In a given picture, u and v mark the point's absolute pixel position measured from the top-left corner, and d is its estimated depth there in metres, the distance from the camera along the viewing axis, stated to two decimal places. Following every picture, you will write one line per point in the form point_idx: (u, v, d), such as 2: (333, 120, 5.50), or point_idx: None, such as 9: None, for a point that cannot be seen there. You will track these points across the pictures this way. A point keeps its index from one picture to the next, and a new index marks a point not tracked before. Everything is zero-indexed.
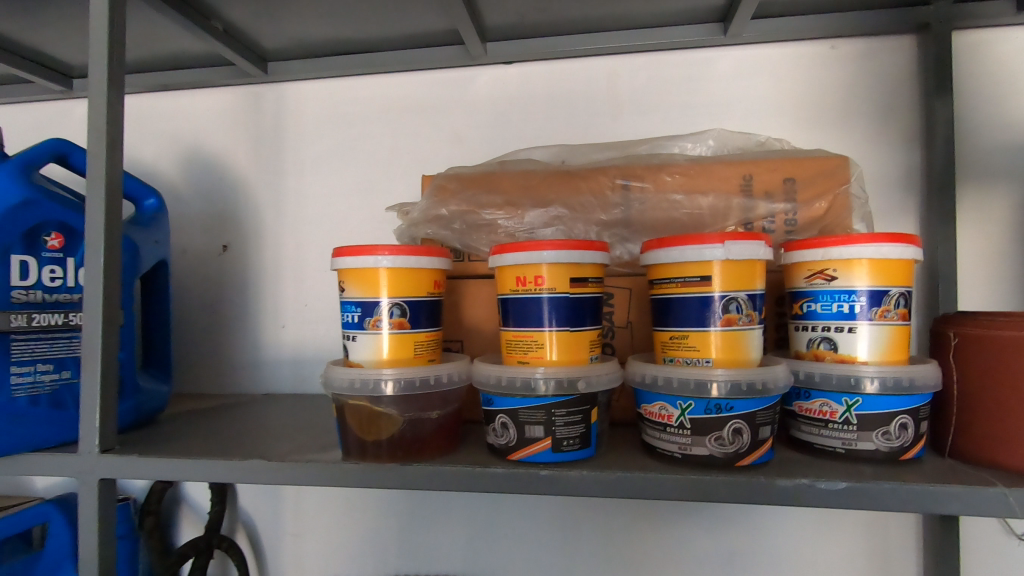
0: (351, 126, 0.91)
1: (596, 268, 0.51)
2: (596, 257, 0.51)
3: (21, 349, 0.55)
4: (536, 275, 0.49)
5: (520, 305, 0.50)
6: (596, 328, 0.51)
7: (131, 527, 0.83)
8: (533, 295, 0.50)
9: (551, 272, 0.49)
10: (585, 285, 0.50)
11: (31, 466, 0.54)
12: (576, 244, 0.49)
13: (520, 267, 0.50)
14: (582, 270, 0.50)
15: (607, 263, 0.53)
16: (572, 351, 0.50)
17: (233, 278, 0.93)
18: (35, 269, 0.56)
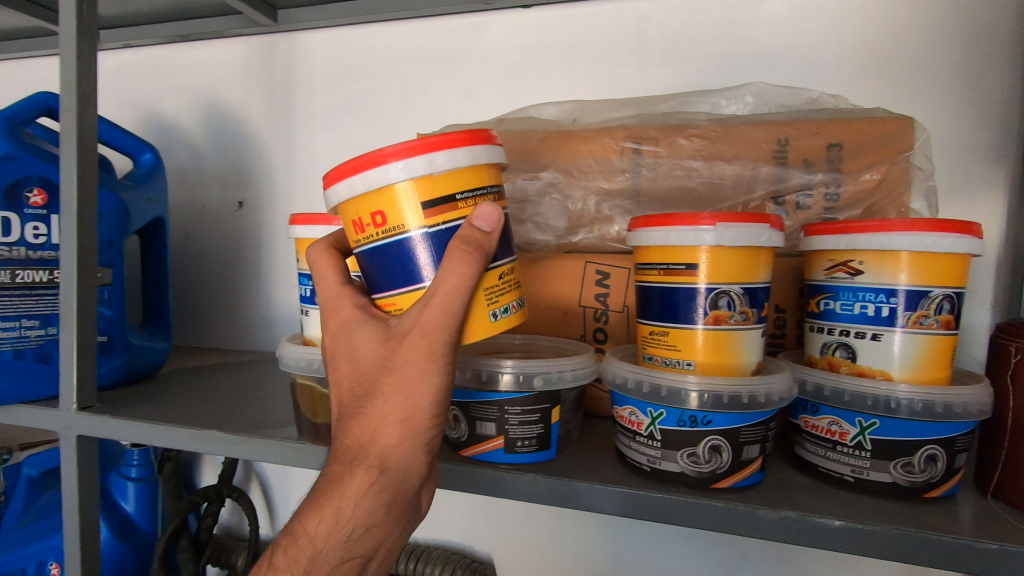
0: (362, 79, 0.86)
1: (469, 171, 0.38)
2: (458, 156, 0.37)
3: (4, 304, 0.55)
4: (382, 208, 0.37)
5: (381, 255, 0.38)
6: (496, 268, 0.38)
7: (150, 471, 0.86)
8: (393, 238, 0.37)
9: (396, 196, 0.37)
10: (451, 205, 0.37)
11: (24, 418, 0.56)
12: (415, 147, 0.36)
13: (360, 200, 0.38)
14: (438, 183, 0.37)
15: (484, 170, 0.39)
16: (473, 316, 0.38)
17: (246, 234, 0.92)
18: (17, 226, 0.56)
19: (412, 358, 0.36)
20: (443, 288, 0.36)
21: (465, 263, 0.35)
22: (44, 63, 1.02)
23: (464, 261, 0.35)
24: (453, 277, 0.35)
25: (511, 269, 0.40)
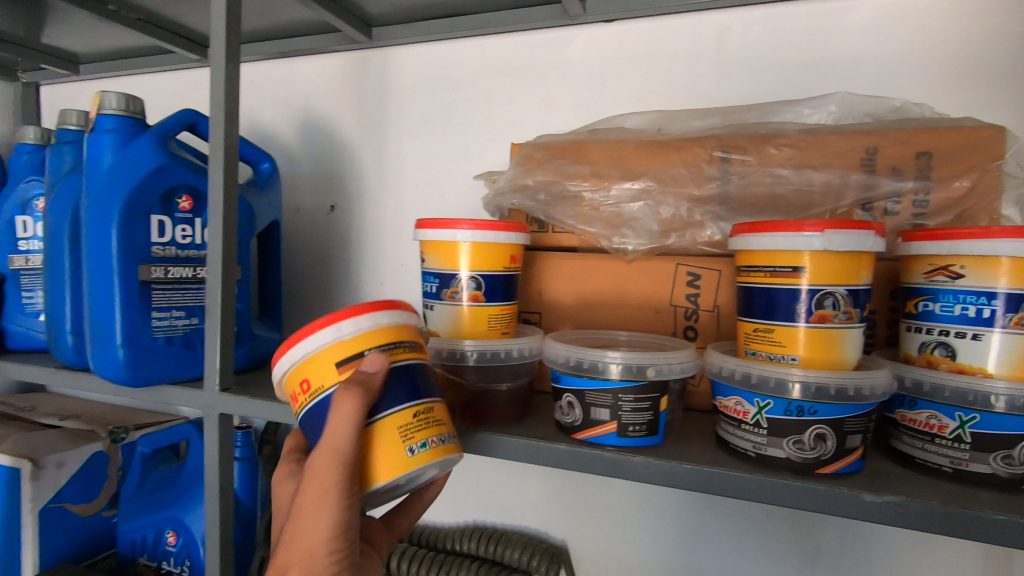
0: (448, 90, 0.91)
1: (379, 333, 0.44)
2: (361, 322, 0.43)
3: (159, 296, 0.63)
4: (308, 376, 0.44)
5: (312, 410, 0.44)
6: (410, 408, 0.43)
7: (250, 452, 0.94)
8: (319, 399, 0.43)
9: (319, 362, 0.43)
10: (360, 360, 0.43)
11: (172, 396, 0.64)
12: (326, 320, 0.42)
13: (292, 369, 0.45)
14: (349, 345, 0.43)
15: (392, 329, 0.44)
16: (386, 454, 0.41)
17: (337, 235, 0.99)
18: (170, 228, 0.64)
19: (304, 493, 0.41)
20: (331, 428, 0.40)
21: (350, 402, 0.40)
22: (157, 79, 1.12)
23: (349, 401, 0.40)
24: (343, 417, 0.40)
25: (430, 408, 0.45)
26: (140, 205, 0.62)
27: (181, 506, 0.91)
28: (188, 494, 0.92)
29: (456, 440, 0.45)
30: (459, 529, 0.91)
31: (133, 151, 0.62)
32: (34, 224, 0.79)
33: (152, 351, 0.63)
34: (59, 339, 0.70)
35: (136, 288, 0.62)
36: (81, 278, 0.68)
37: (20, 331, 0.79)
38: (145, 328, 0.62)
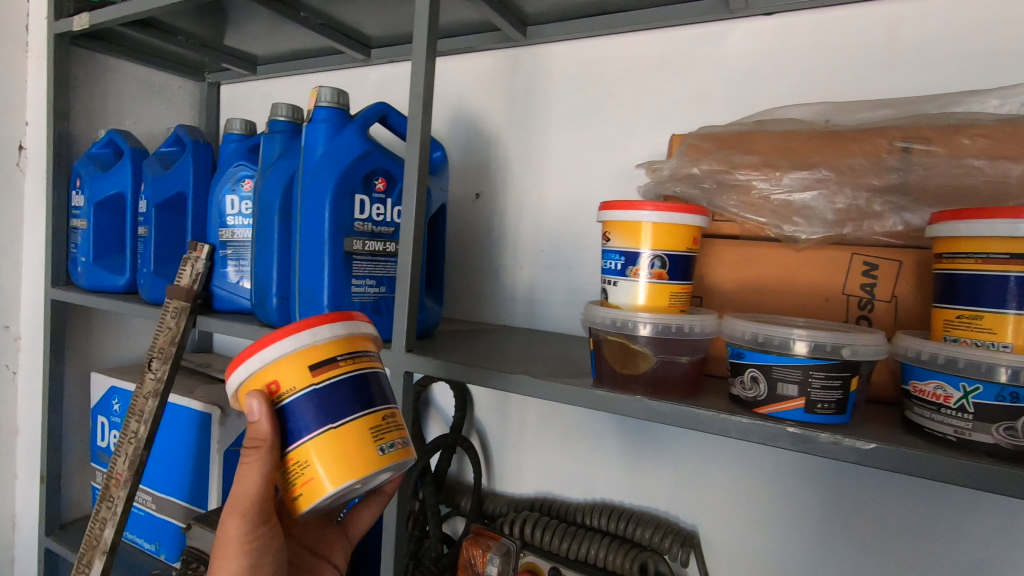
0: (597, 84, 0.95)
1: (349, 339, 0.51)
2: (335, 328, 0.50)
3: (358, 266, 0.72)
4: (275, 380, 0.49)
5: (278, 413, 0.49)
6: (375, 413, 0.50)
7: None
8: (286, 403, 0.49)
9: (287, 367, 0.49)
10: (333, 364, 0.49)
11: None
12: (297, 326, 0.49)
13: (260, 376, 0.49)
14: (318, 349, 0.49)
15: (353, 340, 0.51)
16: (348, 458, 0.48)
17: (481, 221, 1.06)
18: (368, 206, 0.73)
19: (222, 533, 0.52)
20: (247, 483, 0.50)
21: (258, 457, 0.49)
22: (325, 78, 1.25)
23: (261, 453, 0.49)
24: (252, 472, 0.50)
25: (394, 414, 0.52)
26: (348, 185, 0.71)
27: None
28: None
29: (412, 446, 0.53)
30: (589, 504, 0.95)
31: (343, 138, 0.72)
32: (240, 202, 0.92)
33: (350, 313, 0.72)
34: (265, 301, 0.81)
35: (342, 257, 0.71)
36: (290, 249, 0.78)
37: (225, 294, 0.92)
38: (346, 293, 0.71)
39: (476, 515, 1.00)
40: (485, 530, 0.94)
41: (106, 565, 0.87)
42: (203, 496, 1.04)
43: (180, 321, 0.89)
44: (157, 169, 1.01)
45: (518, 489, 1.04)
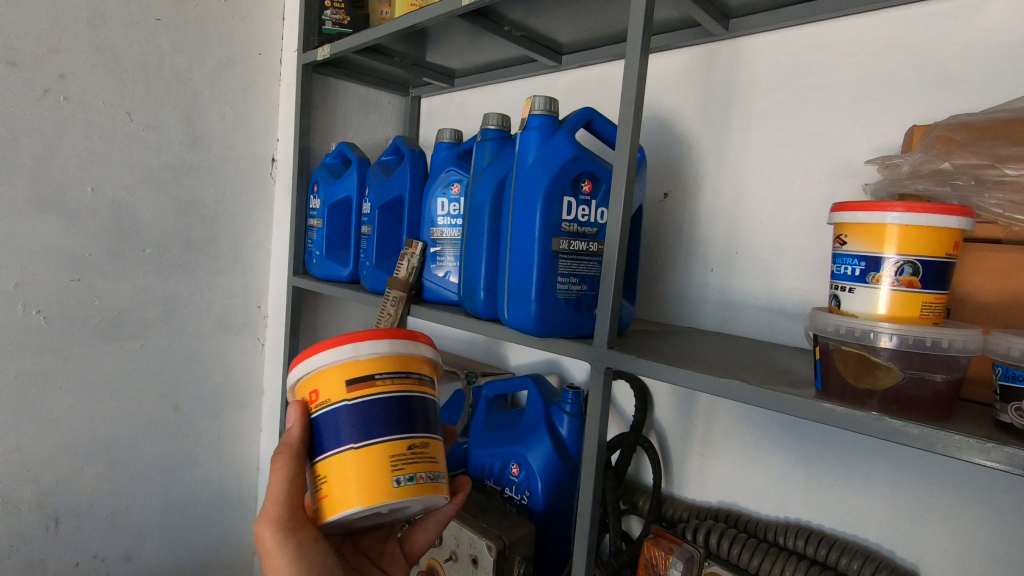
0: (809, 75, 0.89)
1: (390, 357, 0.61)
2: (379, 346, 0.60)
3: (563, 264, 0.76)
4: (318, 387, 0.61)
5: (315, 415, 0.61)
6: (404, 442, 0.59)
7: (577, 410, 1.06)
8: (325, 410, 0.60)
9: (334, 375, 0.60)
10: (370, 381, 0.59)
11: (563, 347, 0.77)
12: (350, 339, 0.59)
13: (308, 379, 0.62)
14: (364, 364, 0.60)
15: (393, 361, 0.61)
16: (362, 484, 0.57)
17: (669, 221, 1.05)
18: (574, 208, 0.77)
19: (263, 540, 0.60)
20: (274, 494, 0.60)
21: (284, 465, 0.60)
22: (517, 86, 1.33)
23: (283, 462, 0.60)
24: (276, 480, 0.60)
25: (424, 443, 0.61)
26: (557, 188, 0.75)
27: (526, 442, 1.07)
28: (531, 434, 1.08)
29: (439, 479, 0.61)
30: (782, 523, 0.90)
31: (554, 144, 0.76)
32: (449, 204, 1.02)
33: (554, 308, 0.76)
34: (473, 294, 0.89)
35: (550, 255, 0.76)
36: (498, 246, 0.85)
37: (433, 286, 1.03)
38: (552, 289, 0.76)
39: (655, 517, 0.99)
40: (664, 531, 0.92)
41: None
42: None
43: (398, 308, 1.01)
44: (379, 175, 1.17)
45: (699, 495, 1.02)
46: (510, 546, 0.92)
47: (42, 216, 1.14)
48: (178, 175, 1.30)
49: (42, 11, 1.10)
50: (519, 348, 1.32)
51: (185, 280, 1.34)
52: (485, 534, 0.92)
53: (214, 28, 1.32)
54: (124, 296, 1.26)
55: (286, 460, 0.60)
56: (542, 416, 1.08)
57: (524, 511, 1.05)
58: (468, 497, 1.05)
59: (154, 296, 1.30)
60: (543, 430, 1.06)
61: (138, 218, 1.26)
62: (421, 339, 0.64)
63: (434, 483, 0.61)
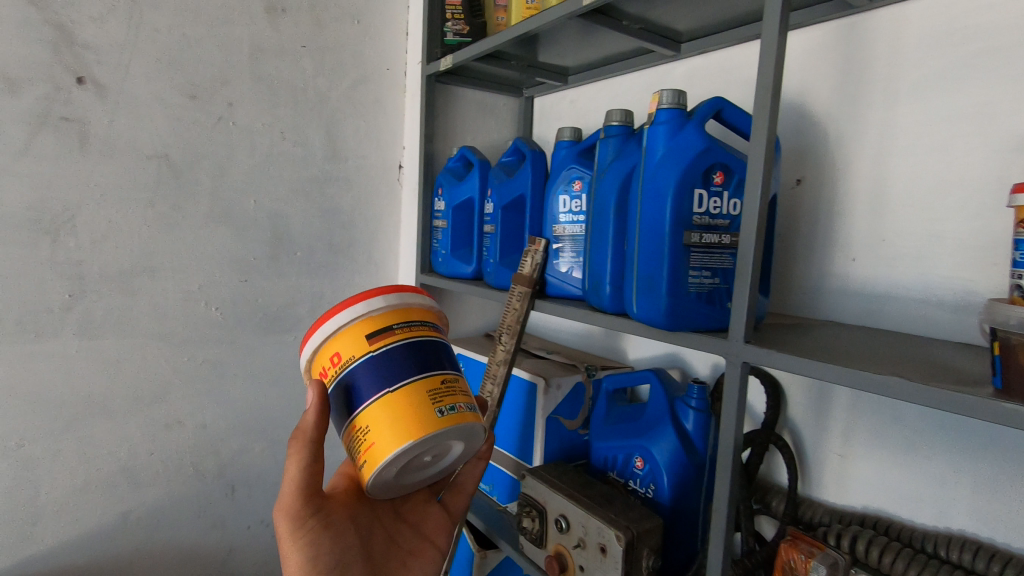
0: (972, 40, 0.80)
1: (395, 309, 0.66)
2: (389, 300, 0.65)
3: (694, 258, 0.76)
4: (336, 351, 0.65)
5: (340, 379, 0.64)
6: (434, 379, 0.64)
7: (703, 405, 1.05)
8: (343, 372, 0.64)
9: (346, 339, 0.64)
10: (388, 331, 0.64)
11: (694, 341, 0.77)
12: (358, 298, 0.64)
13: (325, 350, 0.66)
14: (377, 318, 0.64)
15: (400, 310, 0.66)
16: (404, 422, 0.61)
17: (803, 209, 0.99)
18: (706, 200, 0.76)
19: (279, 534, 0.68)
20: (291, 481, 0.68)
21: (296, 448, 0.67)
22: (632, 78, 1.32)
23: (299, 443, 0.67)
24: (296, 464, 0.67)
25: (452, 379, 0.66)
26: (687, 181, 0.75)
27: (650, 436, 1.07)
28: (656, 428, 1.07)
29: (472, 408, 0.66)
30: (942, 534, 0.82)
31: (684, 137, 0.76)
32: (571, 201, 1.04)
33: (685, 302, 0.76)
34: (599, 288, 0.91)
35: (681, 249, 0.75)
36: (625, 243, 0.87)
37: (556, 281, 1.06)
38: (683, 283, 0.76)
39: (791, 519, 0.94)
40: (802, 534, 0.87)
41: None
42: (529, 452, 1.24)
43: (523, 303, 1.06)
44: (501, 176, 1.23)
45: (840, 499, 0.96)
46: (639, 537, 0.92)
47: (217, 227, 1.32)
48: (321, 185, 1.45)
49: (215, 50, 1.27)
50: (638, 340, 1.32)
51: (329, 280, 1.50)
52: (614, 524, 0.94)
53: (348, 49, 1.45)
54: (281, 295, 1.43)
55: (300, 445, 0.68)
56: (667, 409, 1.07)
57: (650, 504, 1.05)
58: (593, 488, 1.07)
59: (304, 294, 1.46)
60: (667, 424, 1.05)
61: (290, 225, 1.42)
62: (416, 293, 0.70)
63: (469, 412, 0.65)
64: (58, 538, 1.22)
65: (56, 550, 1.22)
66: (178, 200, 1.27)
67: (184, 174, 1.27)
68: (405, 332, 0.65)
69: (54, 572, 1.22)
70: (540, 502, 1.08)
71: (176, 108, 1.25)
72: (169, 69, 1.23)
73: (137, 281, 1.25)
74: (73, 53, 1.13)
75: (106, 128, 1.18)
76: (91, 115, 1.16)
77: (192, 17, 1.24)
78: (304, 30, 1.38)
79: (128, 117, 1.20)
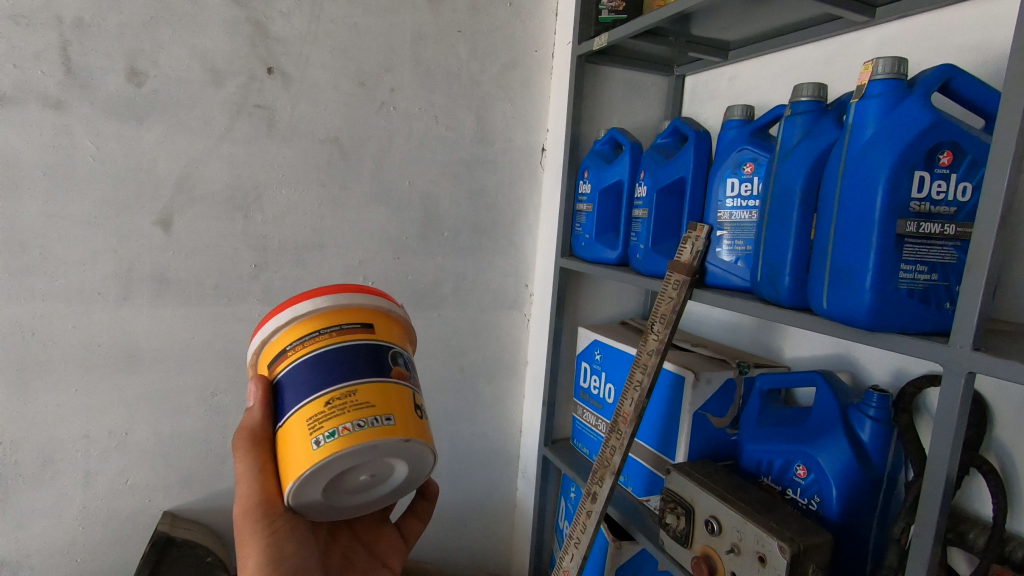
0: None
1: (291, 327, 0.69)
2: (278, 323, 0.70)
3: (909, 249, 0.67)
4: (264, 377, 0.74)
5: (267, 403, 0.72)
6: (319, 400, 0.64)
7: (885, 416, 0.93)
8: None
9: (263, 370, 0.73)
10: (282, 356, 0.69)
11: (900, 343, 0.68)
12: (260, 328, 0.72)
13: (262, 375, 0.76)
14: (275, 343, 0.71)
15: (288, 332, 0.69)
16: (298, 450, 0.64)
17: None
18: (928, 183, 0.67)
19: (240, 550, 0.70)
20: (245, 486, 0.68)
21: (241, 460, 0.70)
22: (806, 50, 1.20)
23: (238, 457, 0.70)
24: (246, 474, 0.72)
25: (344, 395, 0.64)
26: (907, 162, 0.66)
27: (817, 444, 0.98)
28: (824, 436, 0.98)
29: (370, 421, 0.63)
30: None
31: (905, 111, 0.66)
32: (741, 185, 0.97)
33: (895, 301, 0.67)
34: (775, 280, 0.84)
35: (893, 240, 0.66)
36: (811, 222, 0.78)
37: (718, 270, 1.00)
38: (893, 278, 0.67)
39: (997, 557, 0.82)
40: None
41: (613, 484, 1.05)
42: (672, 446, 1.19)
43: (680, 291, 1.00)
44: (658, 159, 1.18)
45: None
46: (805, 552, 0.85)
47: (377, 206, 1.41)
48: (469, 168, 1.49)
49: (382, 38, 1.35)
50: (798, 338, 1.21)
51: (471, 260, 1.54)
52: (776, 533, 0.87)
53: (500, 32, 1.46)
54: (429, 274, 1.50)
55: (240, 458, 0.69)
56: (838, 416, 0.97)
57: (813, 517, 0.97)
58: (747, 492, 1.00)
59: (448, 273, 1.52)
60: (839, 432, 0.96)
61: (440, 206, 1.48)
62: (333, 294, 0.70)
63: (362, 430, 0.62)
64: None
65: (238, 489, 1.39)
66: (345, 181, 1.37)
67: (351, 156, 1.36)
68: (291, 355, 0.68)
69: (236, 507, 1.40)
70: (688, 499, 1.04)
71: (347, 94, 1.34)
72: (343, 58, 1.32)
73: (308, 255, 1.37)
74: (266, 47, 1.25)
75: (289, 114, 1.29)
76: (278, 102, 1.28)
77: (363, 8, 1.32)
78: (460, 15, 1.41)
79: (307, 104, 1.31)
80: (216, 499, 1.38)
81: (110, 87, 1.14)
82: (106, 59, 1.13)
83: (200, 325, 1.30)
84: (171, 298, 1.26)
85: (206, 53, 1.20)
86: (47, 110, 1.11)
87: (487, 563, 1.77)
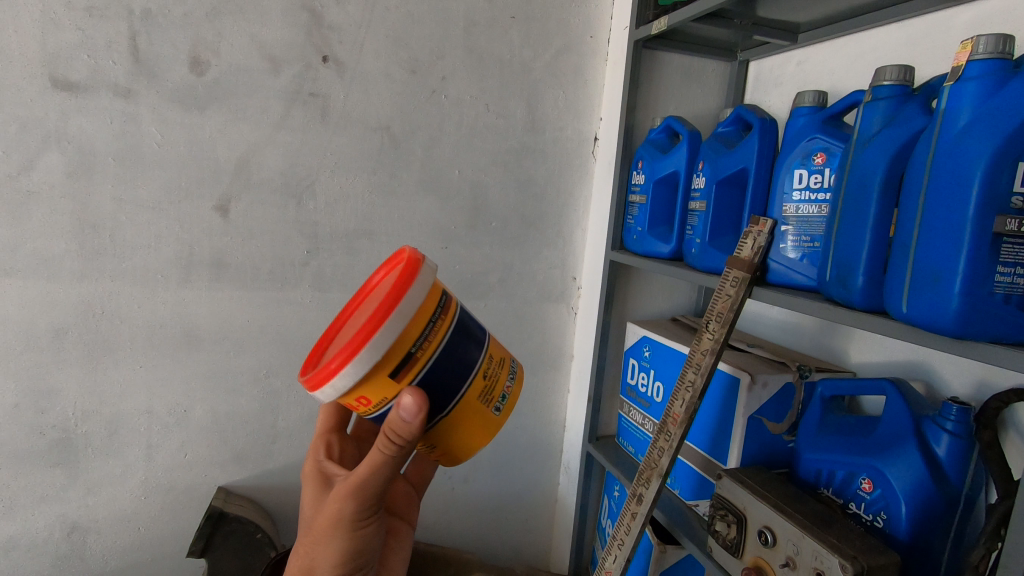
0: None
1: (409, 327, 0.60)
2: (388, 333, 0.58)
3: (1007, 251, 0.60)
4: (364, 395, 0.62)
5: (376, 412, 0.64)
6: (479, 379, 0.68)
7: (964, 431, 0.86)
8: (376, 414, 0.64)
9: (374, 390, 0.61)
10: (416, 362, 0.61)
11: (991, 355, 0.61)
12: (357, 351, 0.58)
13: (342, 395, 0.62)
14: (393, 359, 0.60)
15: (412, 334, 0.60)
16: (476, 424, 0.70)
17: None
18: None
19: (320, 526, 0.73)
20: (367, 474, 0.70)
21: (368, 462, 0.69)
22: (886, 30, 1.10)
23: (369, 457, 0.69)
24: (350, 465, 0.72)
25: (489, 365, 0.69)
26: (1011, 151, 0.58)
27: (886, 457, 0.91)
28: (894, 449, 0.91)
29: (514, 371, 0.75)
30: None
31: (1009, 93, 0.59)
32: (810, 177, 0.91)
33: (989, 307, 0.60)
34: (846, 280, 0.78)
35: (989, 239, 0.60)
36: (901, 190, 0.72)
37: (781, 268, 0.94)
38: (987, 281, 0.60)
39: None
40: None
41: (660, 486, 1.01)
42: (723, 451, 1.14)
43: (738, 289, 0.95)
44: (718, 148, 1.12)
45: None
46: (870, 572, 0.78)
47: (426, 195, 1.41)
48: (519, 157, 1.47)
49: (435, 25, 1.33)
50: (865, 342, 1.13)
51: (518, 251, 1.52)
52: (837, 551, 0.81)
53: (555, 17, 1.42)
54: (476, 264, 1.49)
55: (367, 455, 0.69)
56: (911, 428, 0.90)
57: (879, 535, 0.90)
58: (805, 504, 0.95)
59: (495, 264, 1.51)
60: (912, 445, 0.88)
61: (488, 196, 1.46)
62: (420, 282, 0.61)
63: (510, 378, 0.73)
64: (290, 458, 1.44)
65: (288, 468, 1.44)
66: (395, 169, 1.37)
67: (401, 144, 1.36)
68: (427, 355, 0.62)
69: (286, 485, 1.45)
70: (740, 507, 0.99)
71: (398, 82, 1.33)
72: (396, 45, 1.32)
73: (359, 242, 1.38)
74: (321, 35, 1.26)
75: (343, 102, 1.30)
76: (332, 90, 1.29)
77: None
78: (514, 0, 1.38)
79: (360, 92, 1.31)
80: (267, 476, 1.43)
81: (174, 76, 1.18)
82: (171, 49, 1.17)
83: (255, 308, 1.33)
84: (228, 282, 1.30)
85: (264, 42, 1.23)
86: (117, 99, 1.15)
87: (527, 556, 1.76)
